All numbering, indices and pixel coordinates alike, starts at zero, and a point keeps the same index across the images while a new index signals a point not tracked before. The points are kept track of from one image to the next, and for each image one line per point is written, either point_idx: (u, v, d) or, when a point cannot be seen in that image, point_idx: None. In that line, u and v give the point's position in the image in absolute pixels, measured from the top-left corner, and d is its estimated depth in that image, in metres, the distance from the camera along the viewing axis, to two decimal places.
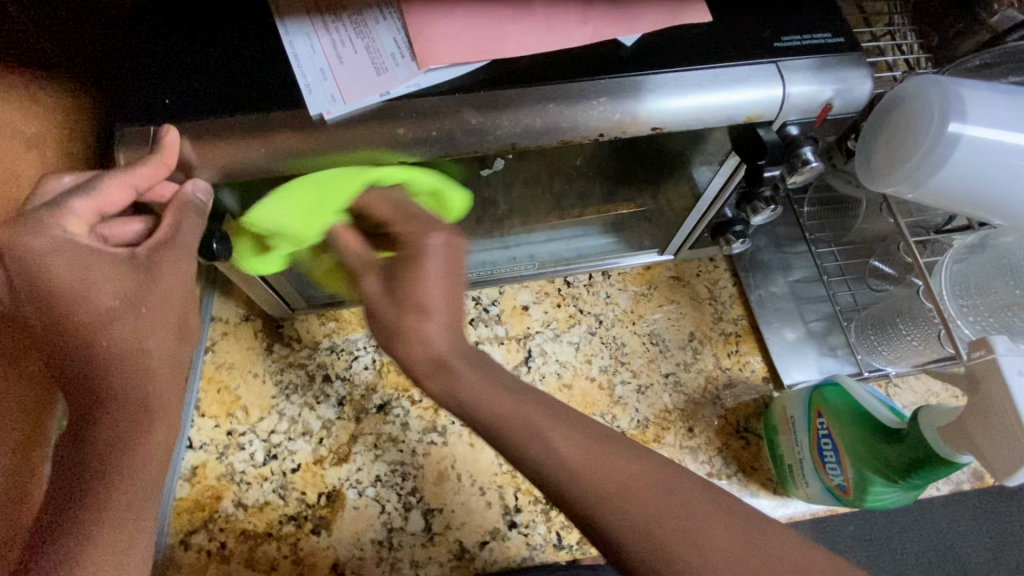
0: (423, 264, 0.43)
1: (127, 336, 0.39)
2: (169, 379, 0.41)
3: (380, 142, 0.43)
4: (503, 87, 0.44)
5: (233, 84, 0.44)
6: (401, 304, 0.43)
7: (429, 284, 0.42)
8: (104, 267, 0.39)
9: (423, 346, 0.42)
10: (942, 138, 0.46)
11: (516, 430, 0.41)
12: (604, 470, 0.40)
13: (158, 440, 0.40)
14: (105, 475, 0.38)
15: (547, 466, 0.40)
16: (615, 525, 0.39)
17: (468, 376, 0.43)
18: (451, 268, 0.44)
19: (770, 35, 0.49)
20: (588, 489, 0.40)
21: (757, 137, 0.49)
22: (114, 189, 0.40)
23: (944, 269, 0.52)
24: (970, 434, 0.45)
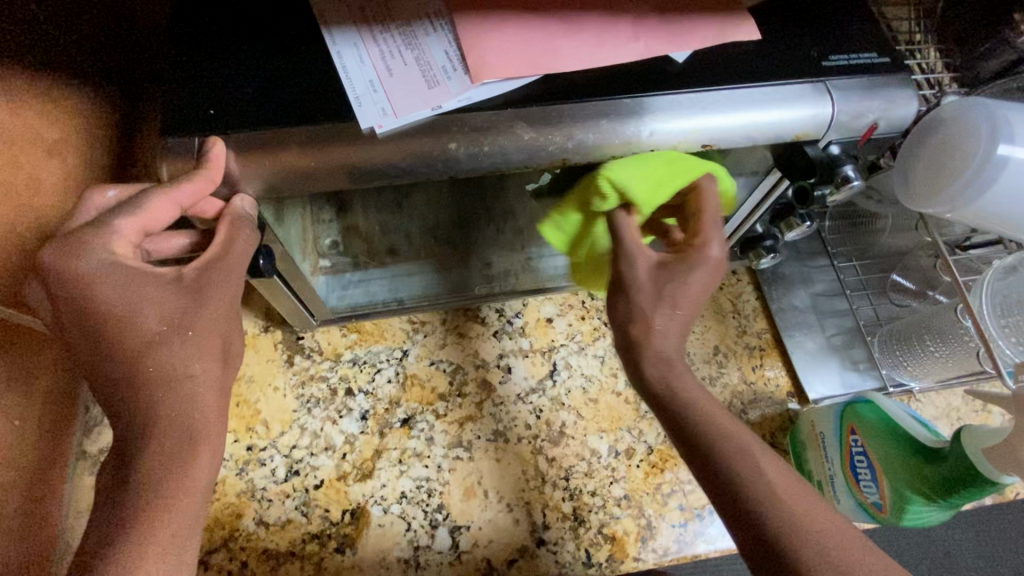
0: (694, 270, 0.45)
1: (173, 361, 0.37)
2: (212, 404, 0.39)
3: (430, 156, 0.42)
4: (556, 102, 0.43)
5: (277, 92, 0.42)
6: (656, 296, 0.44)
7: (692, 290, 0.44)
8: (152, 288, 0.38)
9: (663, 340, 0.44)
10: (991, 159, 0.47)
11: (730, 450, 0.40)
12: (812, 514, 0.38)
13: (202, 472, 0.37)
14: (147, 507, 0.35)
15: (764, 497, 0.38)
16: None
17: (696, 393, 0.43)
18: (711, 285, 0.46)
19: (818, 55, 0.49)
20: (799, 530, 0.37)
21: (802, 155, 0.49)
22: (158, 206, 0.38)
23: (984, 287, 0.52)
24: (1016, 456, 0.45)
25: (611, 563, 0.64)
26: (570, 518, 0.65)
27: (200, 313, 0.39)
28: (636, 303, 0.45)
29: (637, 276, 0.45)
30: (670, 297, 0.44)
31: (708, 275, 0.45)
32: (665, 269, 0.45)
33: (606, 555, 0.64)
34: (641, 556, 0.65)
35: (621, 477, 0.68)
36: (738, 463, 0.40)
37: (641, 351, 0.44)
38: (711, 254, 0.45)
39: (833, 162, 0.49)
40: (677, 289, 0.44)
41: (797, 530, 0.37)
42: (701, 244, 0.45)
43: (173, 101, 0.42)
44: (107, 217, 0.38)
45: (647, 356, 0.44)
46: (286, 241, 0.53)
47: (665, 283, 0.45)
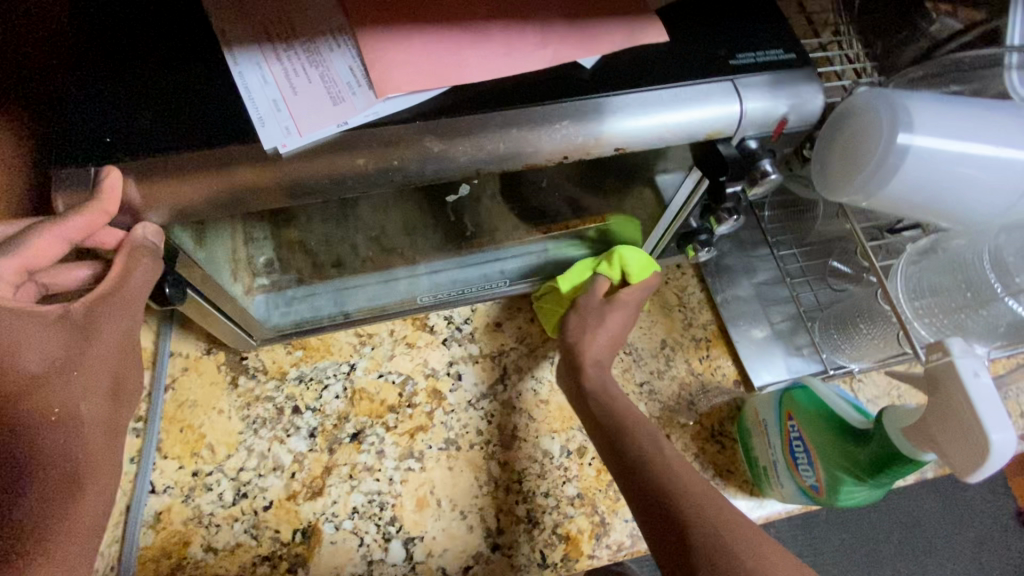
0: (621, 308, 0.68)
1: (59, 403, 0.38)
2: (102, 444, 0.40)
3: (339, 173, 0.42)
4: (465, 113, 0.43)
5: (177, 115, 0.41)
6: (594, 316, 0.68)
7: (617, 316, 0.68)
8: (34, 329, 0.37)
9: (593, 345, 0.66)
10: (893, 148, 0.48)
11: (628, 420, 0.58)
12: (687, 472, 0.53)
13: (88, 509, 0.39)
14: (34, 549, 0.36)
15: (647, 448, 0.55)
16: (683, 506, 0.49)
17: (617, 399, 0.61)
18: (628, 319, 0.69)
19: (726, 53, 0.50)
20: (671, 477, 0.52)
21: (717, 153, 0.50)
22: (45, 243, 0.37)
23: (900, 272, 0.54)
24: (932, 434, 0.46)
25: (566, 562, 0.65)
26: (524, 521, 0.66)
27: (89, 354, 0.40)
28: (585, 321, 0.68)
29: (590, 304, 0.68)
30: (603, 324, 0.67)
31: (626, 313, 0.68)
32: (603, 305, 0.68)
33: (562, 555, 0.65)
34: (596, 553, 0.65)
35: (574, 476, 0.68)
36: (638, 435, 0.57)
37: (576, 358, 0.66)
38: (631, 300, 0.69)
39: (748, 158, 0.51)
40: (608, 320, 0.67)
41: (674, 479, 0.52)
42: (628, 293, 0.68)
43: (70, 129, 0.41)
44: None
45: (584, 363, 0.65)
46: (208, 263, 0.52)
47: (600, 312, 0.68)
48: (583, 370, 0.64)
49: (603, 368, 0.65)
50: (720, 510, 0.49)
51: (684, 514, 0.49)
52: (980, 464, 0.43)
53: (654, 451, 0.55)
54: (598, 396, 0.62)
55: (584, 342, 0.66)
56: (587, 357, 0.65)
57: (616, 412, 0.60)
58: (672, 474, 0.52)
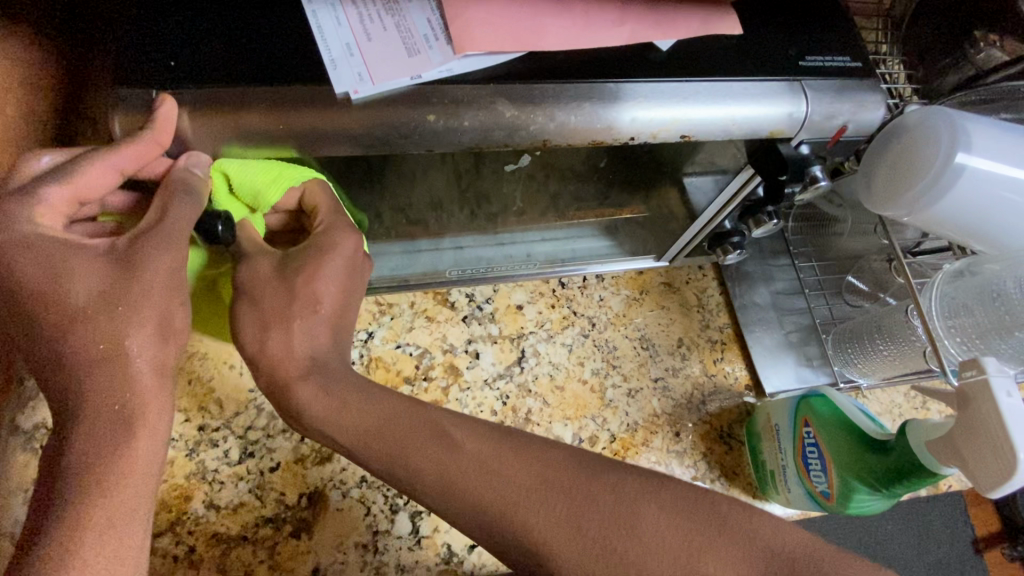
0: (323, 261, 0.48)
1: (103, 338, 0.36)
2: (153, 384, 0.37)
3: (409, 127, 0.40)
4: (541, 81, 0.43)
5: (244, 48, 0.40)
6: (284, 288, 0.47)
7: (318, 275, 0.48)
8: (80, 260, 0.37)
9: (303, 344, 0.47)
10: (949, 167, 0.49)
11: (414, 426, 0.44)
12: (513, 462, 0.42)
13: (143, 450, 0.36)
14: (89, 487, 0.35)
15: (448, 457, 0.42)
16: (527, 519, 0.40)
17: (371, 396, 0.46)
18: (349, 267, 0.50)
19: (795, 54, 0.50)
20: (492, 484, 0.41)
21: (777, 153, 0.50)
22: (94, 171, 0.37)
23: (935, 289, 0.55)
24: (958, 448, 0.47)
25: None
26: None
27: (131, 289, 0.37)
28: (267, 305, 0.47)
29: (257, 272, 0.48)
30: (298, 291, 0.47)
31: (346, 244, 0.50)
32: (279, 271, 0.48)
33: None
34: None
35: None
36: (422, 448, 0.43)
37: (291, 370, 0.46)
38: (339, 244, 0.49)
39: (802, 162, 0.51)
40: (306, 285, 0.47)
41: (498, 482, 0.41)
42: (339, 237, 0.49)
43: (129, 49, 0.39)
44: (42, 183, 0.37)
45: (302, 377, 0.46)
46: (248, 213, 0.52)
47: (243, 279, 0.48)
48: (298, 391, 0.46)
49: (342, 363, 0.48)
50: (546, 497, 0.40)
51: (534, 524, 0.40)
52: (1002, 483, 0.44)
53: (452, 463, 0.42)
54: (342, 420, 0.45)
55: (281, 343, 0.46)
56: (289, 369, 0.46)
57: (380, 428, 0.44)
58: (487, 475, 0.42)
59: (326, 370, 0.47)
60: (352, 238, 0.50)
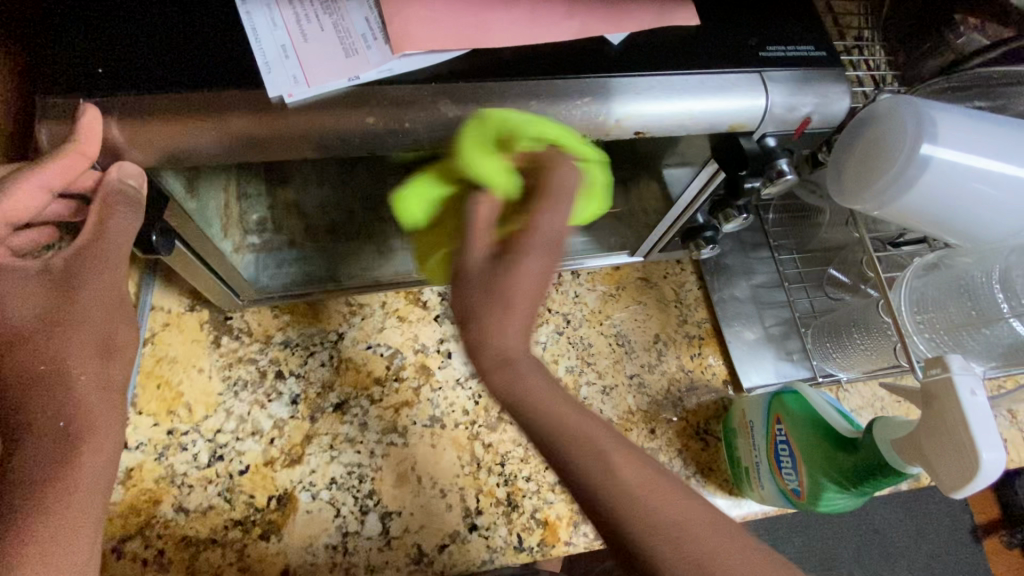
0: (523, 258, 0.41)
1: (43, 357, 0.38)
2: (96, 401, 0.39)
3: (349, 130, 0.40)
4: (484, 78, 0.41)
5: (179, 54, 0.39)
6: (488, 292, 0.40)
7: (522, 279, 0.41)
8: (14, 283, 0.38)
9: (498, 336, 0.40)
10: (914, 161, 0.48)
11: (573, 446, 0.40)
12: (649, 490, 0.39)
13: (87, 465, 0.38)
14: (31, 504, 0.35)
15: (608, 487, 0.39)
16: (657, 553, 0.38)
17: (552, 401, 0.41)
18: (546, 272, 0.42)
19: (756, 44, 0.48)
20: (649, 519, 0.38)
21: (738, 147, 0.49)
22: (23, 192, 0.36)
23: (905, 284, 0.54)
24: (921, 447, 0.47)
25: (542, 547, 0.64)
26: (503, 504, 0.65)
27: (72, 310, 0.39)
28: (467, 297, 0.41)
29: (467, 266, 0.41)
30: (511, 291, 0.40)
31: (557, 221, 0.41)
32: (495, 262, 0.41)
33: (538, 540, 0.64)
34: (573, 540, 0.64)
35: None
36: (584, 467, 0.40)
37: (479, 356, 0.41)
38: (530, 249, 0.41)
39: (767, 155, 0.50)
40: (511, 282, 0.40)
41: (638, 511, 0.39)
42: (535, 223, 0.41)
43: (60, 59, 0.38)
44: None
45: (487, 363, 0.40)
46: (200, 214, 0.50)
47: (494, 274, 0.40)
48: (487, 379, 0.41)
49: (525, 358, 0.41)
50: (679, 532, 0.38)
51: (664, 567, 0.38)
52: (965, 484, 0.43)
53: (611, 482, 0.39)
54: (513, 404, 0.41)
55: (477, 333, 0.41)
56: (506, 352, 0.40)
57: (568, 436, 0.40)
58: (631, 506, 0.39)
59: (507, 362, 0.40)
60: (562, 213, 0.41)
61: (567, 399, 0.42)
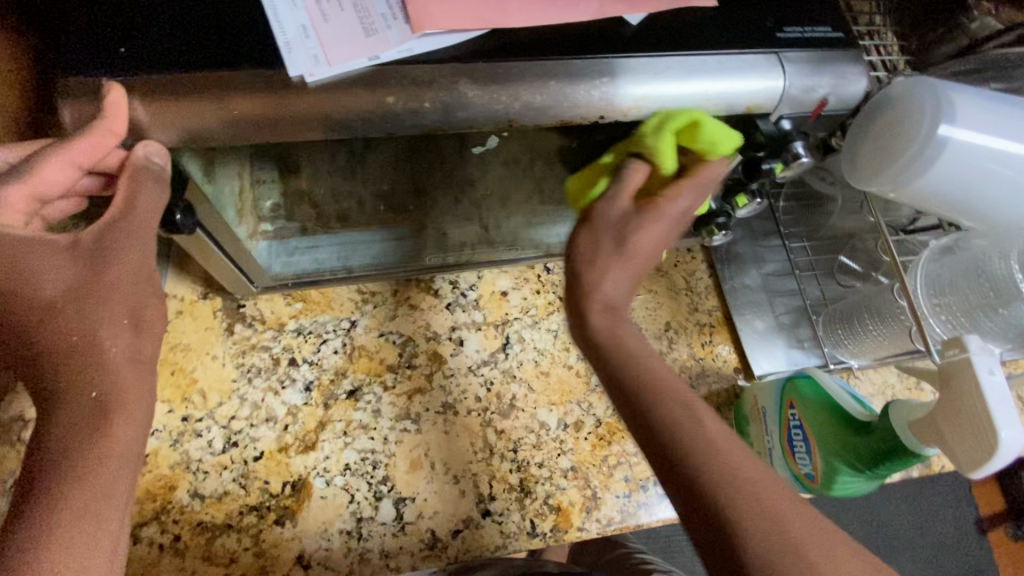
0: (654, 219, 0.44)
1: (77, 329, 0.37)
2: (128, 373, 0.39)
3: (368, 110, 0.40)
4: (503, 58, 0.41)
5: (200, 34, 0.39)
6: (612, 238, 0.44)
7: (651, 231, 0.44)
8: (42, 256, 0.37)
9: (602, 283, 0.43)
10: (931, 142, 0.48)
11: (668, 402, 0.41)
12: (739, 460, 0.39)
13: (119, 435, 0.38)
14: (64, 472, 0.36)
15: (699, 448, 0.39)
16: (743, 522, 0.36)
17: (646, 357, 0.43)
18: (667, 236, 0.45)
19: (773, 25, 0.48)
20: (740, 487, 0.38)
21: (755, 129, 0.49)
22: (54, 168, 0.36)
23: (920, 267, 0.54)
24: (939, 428, 0.47)
25: (556, 533, 0.64)
26: (516, 490, 0.65)
27: (101, 285, 0.38)
28: (600, 242, 0.44)
29: (608, 214, 0.44)
30: (625, 241, 0.43)
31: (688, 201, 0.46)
32: (636, 214, 0.44)
33: (551, 526, 0.64)
34: (585, 525, 0.65)
35: (569, 449, 0.68)
36: (675, 427, 0.40)
37: (585, 297, 0.43)
38: (671, 207, 0.45)
39: (782, 138, 0.49)
40: (640, 235, 0.44)
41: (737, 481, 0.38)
42: (673, 201, 0.45)
43: (81, 38, 0.38)
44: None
45: (590, 306, 0.43)
46: (217, 198, 0.50)
47: (623, 228, 0.44)
48: (587, 318, 0.43)
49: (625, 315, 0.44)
50: (776, 519, 0.37)
51: (751, 541, 0.36)
52: (982, 464, 0.43)
53: (703, 442, 0.39)
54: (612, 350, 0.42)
55: (588, 277, 0.43)
56: (609, 299, 0.43)
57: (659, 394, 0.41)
58: (725, 470, 0.38)
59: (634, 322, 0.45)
60: (695, 201, 0.46)
61: (660, 360, 0.44)
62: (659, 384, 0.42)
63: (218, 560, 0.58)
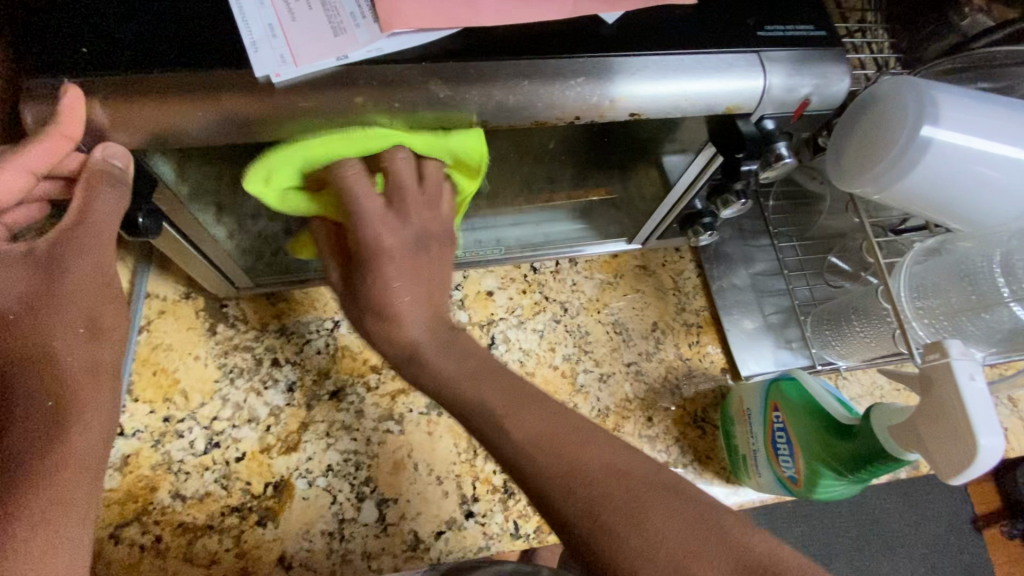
0: (371, 264, 0.46)
1: (33, 338, 0.38)
2: (84, 381, 0.40)
3: (339, 110, 0.39)
4: (475, 58, 0.41)
5: (165, 34, 0.38)
6: (373, 306, 0.47)
7: (390, 280, 0.46)
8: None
9: (394, 342, 0.47)
10: (914, 143, 0.47)
11: (478, 415, 0.43)
12: (538, 435, 0.41)
13: (75, 443, 0.38)
14: (18, 480, 0.35)
15: (507, 447, 0.41)
16: (560, 498, 0.38)
17: (455, 373, 0.46)
18: (416, 260, 0.47)
19: (754, 24, 0.47)
20: (543, 466, 0.40)
21: (734, 129, 0.48)
22: (6, 176, 0.35)
23: (904, 269, 0.53)
24: (919, 433, 0.46)
25: (539, 534, 0.64)
26: (500, 491, 0.65)
27: (55, 293, 0.39)
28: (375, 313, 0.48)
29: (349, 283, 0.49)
30: (407, 295, 0.47)
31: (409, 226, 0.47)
32: (357, 277, 0.48)
33: (534, 527, 0.64)
34: None
35: None
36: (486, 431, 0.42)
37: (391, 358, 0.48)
38: (387, 244, 0.46)
39: (766, 138, 0.49)
40: (382, 291, 0.46)
41: (537, 462, 0.40)
42: (381, 236, 0.46)
43: (44, 38, 0.38)
44: None
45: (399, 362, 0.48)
46: (192, 199, 0.49)
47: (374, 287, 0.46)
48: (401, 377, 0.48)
49: (429, 349, 0.47)
50: (573, 474, 0.39)
51: (567, 510, 0.38)
52: (963, 469, 0.43)
53: (511, 446, 0.41)
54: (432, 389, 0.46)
55: (387, 333, 0.47)
56: (410, 347, 0.47)
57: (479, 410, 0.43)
58: (529, 456, 0.40)
59: (455, 339, 0.48)
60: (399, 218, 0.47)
61: (470, 370, 0.46)
62: (474, 397, 0.44)
63: (199, 562, 0.58)
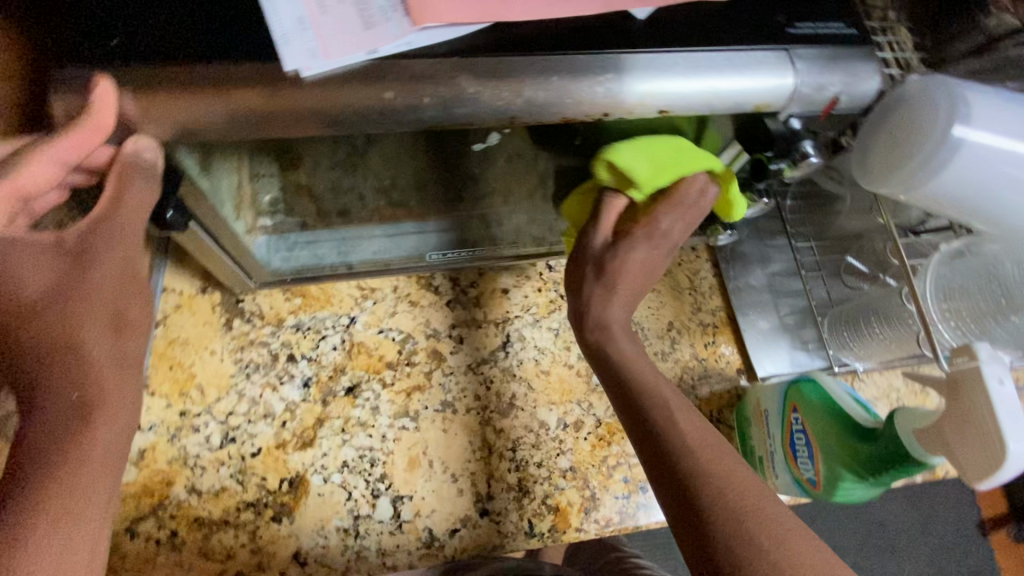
0: (632, 242, 0.56)
1: (62, 328, 0.38)
2: (109, 373, 0.39)
3: (365, 105, 0.39)
4: (504, 53, 0.40)
5: (196, 26, 0.38)
6: (599, 273, 0.56)
7: (629, 260, 0.56)
8: (28, 255, 0.38)
9: (603, 305, 0.56)
10: (945, 142, 0.46)
11: (645, 395, 0.50)
12: (696, 437, 0.47)
13: (101, 434, 0.38)
14: (45, 471, 0.36)
15: (667, 432, 0.47)
16: (707, 496, 0.43)
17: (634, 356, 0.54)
18: (648, 260, 0.57)
19: (784, 21, 0.47)
20: (699, 464, 0.45)
21: (762, 127, 0.48)
22: (38, 165, 0.36)
23: (930, 271, 0.53)
24: (946, 436, 0.46)
25: (554, 533, 0.63)
26: (515, 489, 0.65)
27: (84, 285, 0.39)
28: (588, 272, 0.57)
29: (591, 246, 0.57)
30: (623, 270, 0.56)
31: (672, 221, 0.56)
32: (612, 247, 0.57)
33: (549, 526, 0.64)
34: (583, 526, 0.64)
35: (568, 449, 0.67)
36: (650, 416, 0.49)
37: (587, 322, 0.56)
38: (659, 225, 0.56)
39: (793, 137, 0.48)
40: (621, 263, 0.56)
41: (693, 457, 0.45)
42: (657, 217, 0.56)
43: (73, 30, 0.37)
44: None
45: (590, 325, 0.56)
46: (214, 193, 0.49)
47: (607, 259, 0.56)
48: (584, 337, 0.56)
49: (619, 331, 0.55)
50: (726, 474, 0.44)
51: (710, 510, 0.42)
52: (989, 474, 0.42)
53: (671, 434, 0.47)
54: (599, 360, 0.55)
55: (601, 296, 0.56)
56: (612, 320, 0.55)
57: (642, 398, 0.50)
58: (688, 449, 0.46)
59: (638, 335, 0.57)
60: (679, 215, 0.56)
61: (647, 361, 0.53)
62: (638, 383, 0.51)
63: (215, 557, 0.58)
